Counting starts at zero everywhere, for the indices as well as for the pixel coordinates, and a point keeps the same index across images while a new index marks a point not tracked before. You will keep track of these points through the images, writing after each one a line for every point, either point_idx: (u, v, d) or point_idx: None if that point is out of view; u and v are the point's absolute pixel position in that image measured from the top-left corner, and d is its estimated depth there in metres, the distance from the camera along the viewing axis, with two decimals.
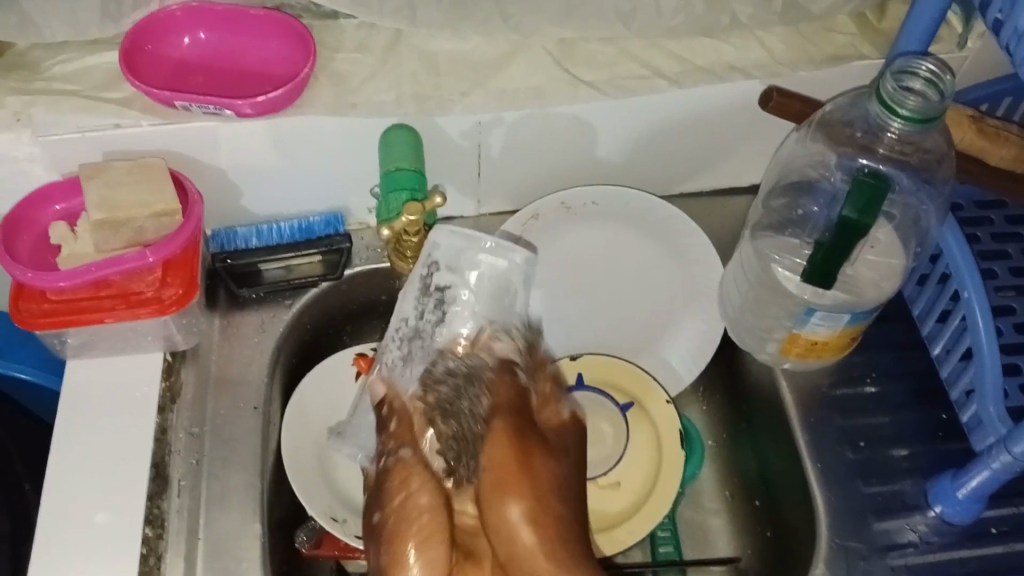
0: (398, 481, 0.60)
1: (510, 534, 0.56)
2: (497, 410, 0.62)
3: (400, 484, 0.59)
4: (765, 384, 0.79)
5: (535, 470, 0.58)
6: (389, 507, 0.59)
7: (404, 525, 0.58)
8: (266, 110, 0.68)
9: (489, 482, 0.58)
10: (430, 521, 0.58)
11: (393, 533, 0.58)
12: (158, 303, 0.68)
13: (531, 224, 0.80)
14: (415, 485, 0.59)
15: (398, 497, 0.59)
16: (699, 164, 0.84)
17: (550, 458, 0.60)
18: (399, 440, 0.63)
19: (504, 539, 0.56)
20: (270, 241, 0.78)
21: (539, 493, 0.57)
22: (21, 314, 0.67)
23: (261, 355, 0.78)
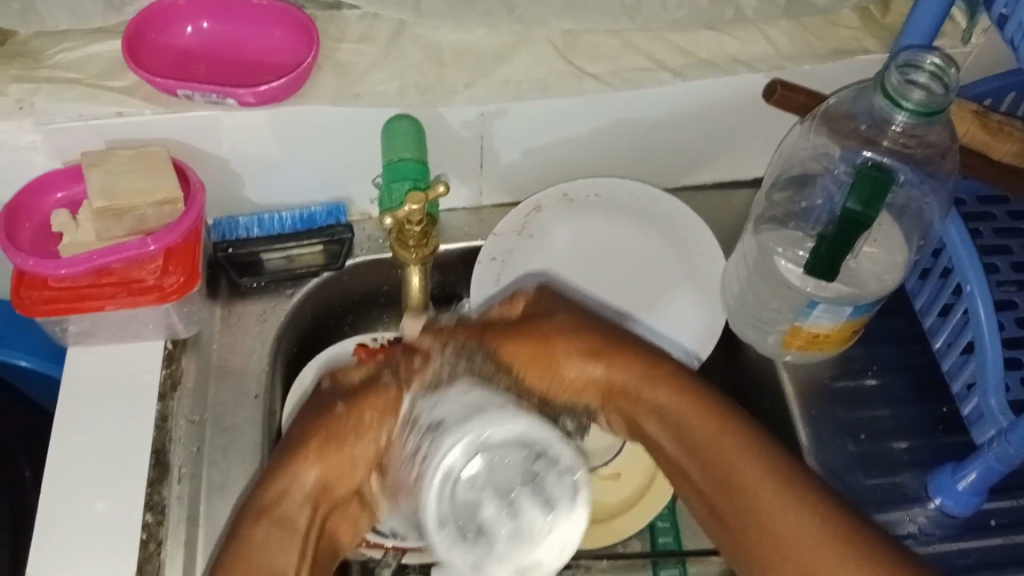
0: (377, 412, 0.54)
1: (587, 380, 0.62)
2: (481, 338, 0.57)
3: (362, 410, 0.55)
4: (766, 377, 0.79)
5: (558, 338, 0.62)
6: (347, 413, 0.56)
7: (353, 438, 0.55)
8: (269, 99, 0.67)
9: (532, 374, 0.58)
10: (346, 459, 0.56)
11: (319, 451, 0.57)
12: (160, 291, 0.68)
13: (533, 216, 0.81)
14: (369, 418, 0.54)
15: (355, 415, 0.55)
16: (702, 157, 0.83)
17: (562, 324, 0.63)
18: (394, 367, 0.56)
19: (575, 385, 0.61)
20: (272, 230, 0.78)
21: (591, 336, 0.64)
22: (23, 301, 0.67)
23: (262, 345, 0.78)
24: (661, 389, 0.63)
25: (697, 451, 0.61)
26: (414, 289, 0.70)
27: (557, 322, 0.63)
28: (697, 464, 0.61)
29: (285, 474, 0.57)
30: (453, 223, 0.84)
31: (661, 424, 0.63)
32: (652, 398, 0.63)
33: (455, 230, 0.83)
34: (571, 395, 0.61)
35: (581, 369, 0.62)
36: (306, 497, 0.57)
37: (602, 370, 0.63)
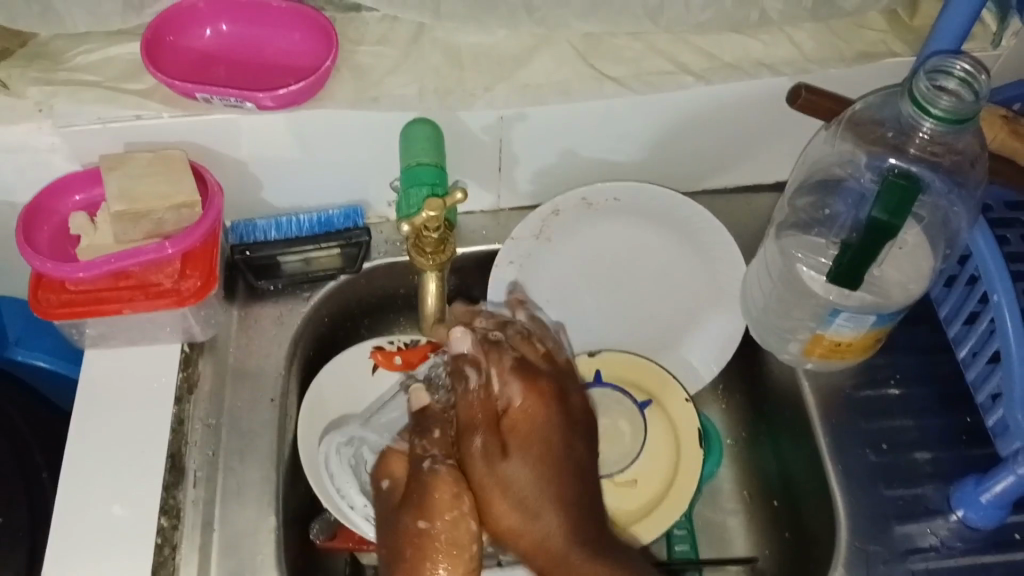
0: (445, 499, 0.57)
1: (523, 532, 0.60)
2: (490, 381, 0.64)
3: (418, 516, 0.57)
4: (788, 384, 0.78)
5: (505, 476, 0.60)
6: (432, 522, 0.57)
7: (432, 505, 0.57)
8: (287, 103, 0.67)
9: (480, 428, 0.62)
10: (445, 542, 0.56)
11: (423, 541, 0.56)
12: (177, 295, 0.68)
13: (551, 220, 0.80)
14: (441, 497, 0.57)
15: (446, 517, 0.57)
16: (724, 160, 0.82)
17: (502, 459, 0.61)
18: (399, 469, 0.62)
19: (517, 536, 0.60)
20: (289, 233, 0.78)
21: (545, 466, 0.61)
22: (40, 304, 0.67)
23: (279, 348, 0.78)
24: (580, 551, 0.60)
25: None
26: (431, 295, 0.71)
27: (499, 424, 0.63)
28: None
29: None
30: (471, 226, 0.83)
31: (576, 561, 0.60)
32: (579, 557, 0.60)
33: (472, 233, 0.83)
34: (498, 512, 0.60)
35: (517, 483, 0.60)
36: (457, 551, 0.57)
37: (543, 520, 0.60)
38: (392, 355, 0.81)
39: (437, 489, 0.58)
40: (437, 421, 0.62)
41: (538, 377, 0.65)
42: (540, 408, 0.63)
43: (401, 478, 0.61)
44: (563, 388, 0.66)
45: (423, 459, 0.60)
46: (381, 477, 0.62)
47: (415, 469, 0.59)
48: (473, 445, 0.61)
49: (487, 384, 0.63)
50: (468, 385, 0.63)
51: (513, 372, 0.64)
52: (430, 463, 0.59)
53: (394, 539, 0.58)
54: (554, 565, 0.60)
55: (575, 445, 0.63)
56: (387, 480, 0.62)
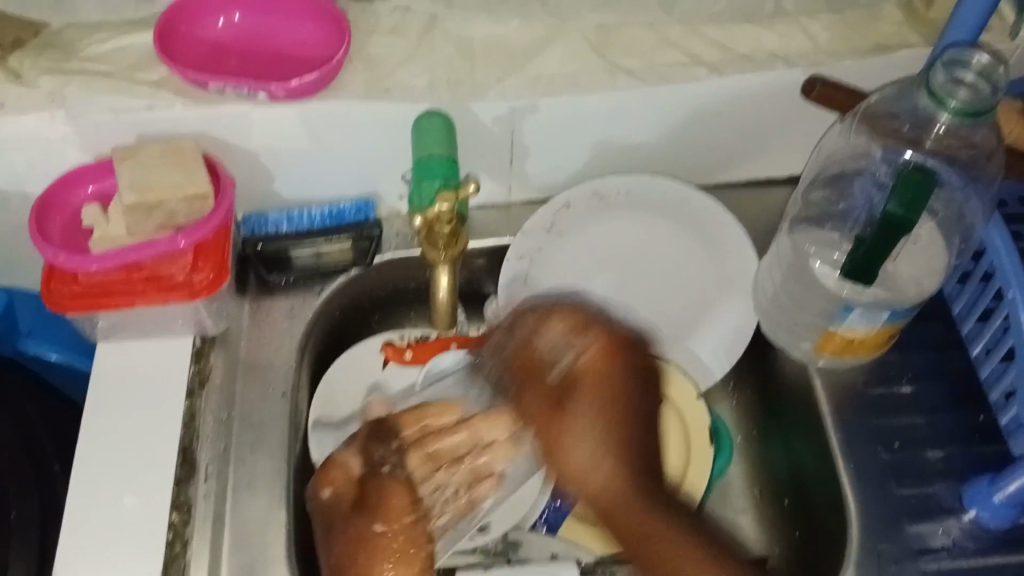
0: (392, 505, 0.62)
1: (585, 475, 0.59)
2: (555, 344, 0.63)
3: (374, 519, 0.61)
4: (800, 381, 0.78)
5: (569, 423, 0.60)
6: (390, 522, 0.61)
7: (382, 503, 0.62)
8: (299, 95, 0.67)
9: (532, 382, 0.63)
10: (404, 541, 0.61)
11: (377, 544, 0.60)
12: (189, 287, 0.68)
13: (563, 213, 0.81)
14: (394, 504, 0.63)
15: (400, 521, 0.62)
16: (737, 154, 0.82)
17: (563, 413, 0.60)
18: (351, 467, 0.65)
19: (580, 482, 0.59)
20: (301, 226, 0.78)
21: (607, 410, 0.60)
22: (54, 296, 0.67)
23: (290, 341, 0.78)
24: (642, 501, 0.59)
25: (637, 560, 0.59)
26: (442, 288, 0.71)
27: (562, 386, 0.62)
28: (625, 536, 0.59)
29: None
30: (481, 221, 0.83)
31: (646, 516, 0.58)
32: (634, 512, 0.58)
33: (483, 226, 0.83)
34: (561, 462, 0.60)
35: (578, 430, 0.60)
36: (400, 535, 0.61)
37: (613, 469, 0.59)
38: (402, 349, 0.81)
39: (393, 496, 0.63)
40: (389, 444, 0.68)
41: (605, 333, 0.62)
42: (608, 360, 0.61)
43: (345, 488, 0.64)
44: (633, 338, 0.63)
45: (382, 465, 0.66)
46: (322, 487, 0.65)
47: (371, 473, 0.65)
48: (527, 400, 0.62)
49: (551, 326, 0.64)
50: (518, 339, 0.65)
51: (596, 324, 0.63)
52: (388, 472, 0.65)
53: (345, 535, 0.61)
54: (611, 510, 0.59)
55: (654, 399, 0.62)
56: (329, 488, 0.64)
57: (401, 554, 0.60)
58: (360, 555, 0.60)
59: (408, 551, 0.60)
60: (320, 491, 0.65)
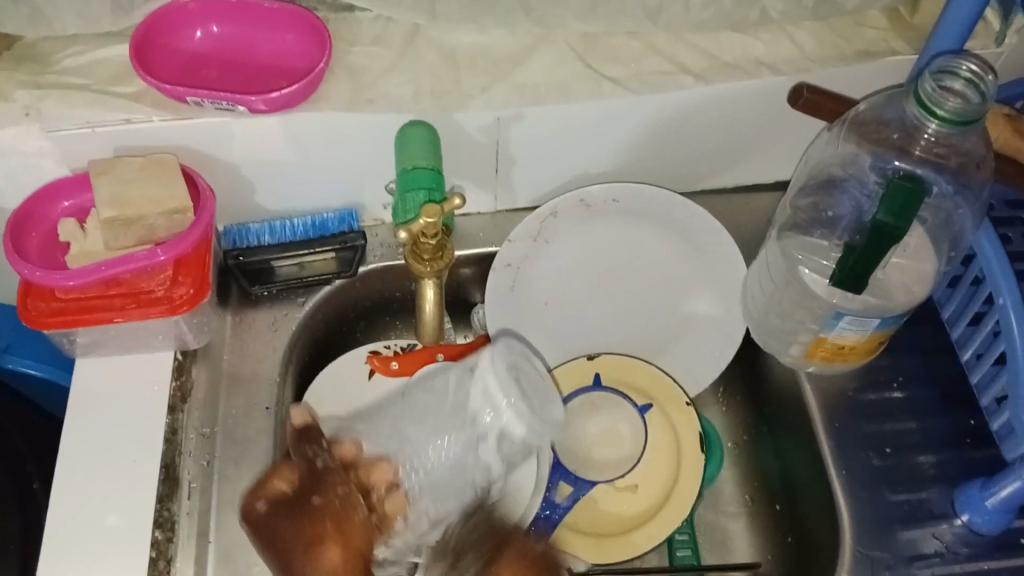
0: (332, 487, 0.63)
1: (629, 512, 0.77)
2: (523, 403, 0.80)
3: (312, 493, 0.62)
4: (788, 388, 0.78)
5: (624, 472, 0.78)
6: (325, 494, 0.62)
7: (320, 485, 0.63)
8: (281, 106, 0.66)
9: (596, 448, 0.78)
10: (342, 506, 0.62)
11: (315, 514, 0.61)
12: (170, 302, 0.66)
13: (548, 222, 0.79)
14: (332, 486, 0.63)
15: (336, 493, 0.62)
16: (724, 160, 0.81)
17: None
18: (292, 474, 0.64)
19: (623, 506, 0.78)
20: (283, 238, 0.77)
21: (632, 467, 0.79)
22: (30, 312, 0.65)
23: (274, 353, 0.77)
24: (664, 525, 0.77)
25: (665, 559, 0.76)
26: (427, 302, 0.70)
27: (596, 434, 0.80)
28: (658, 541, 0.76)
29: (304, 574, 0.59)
30: (467, 229, 0.82)
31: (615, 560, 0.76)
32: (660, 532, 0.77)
33: (469, 235, 0.82)
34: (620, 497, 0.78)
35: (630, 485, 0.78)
36: (335, 508, 0.61)
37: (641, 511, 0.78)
38: (388, 359, 0.80)
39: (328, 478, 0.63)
40: (320, 442, 0.66)
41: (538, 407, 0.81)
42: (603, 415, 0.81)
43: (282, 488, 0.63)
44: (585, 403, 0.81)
45: (315, 460, 0.65)
46: (258, 501, 0.63)
47: (309, 470, 0.64)
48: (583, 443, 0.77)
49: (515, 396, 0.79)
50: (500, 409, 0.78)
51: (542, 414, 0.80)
52: (313, 458, 0.65)
53: (280, 531, 0.61)
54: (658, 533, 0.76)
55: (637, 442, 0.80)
56: (264, 499, 0.63)
57: (336, 528, 0.60)
58: (305, 533, 0.60)
59: (342, 522, 0.61)
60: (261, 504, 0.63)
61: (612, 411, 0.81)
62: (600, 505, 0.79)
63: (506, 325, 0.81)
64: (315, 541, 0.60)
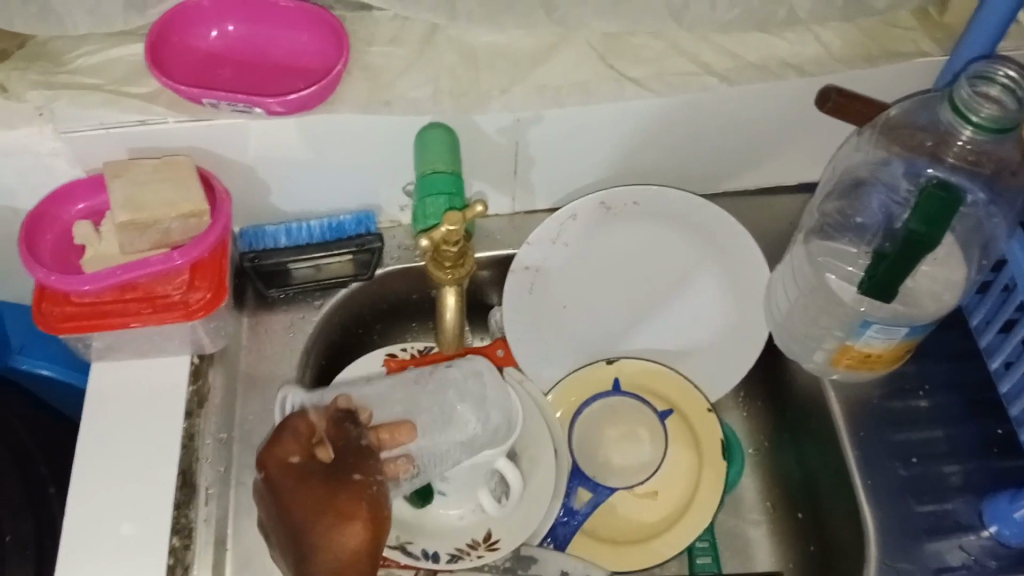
0: (371, 466, 0.61)
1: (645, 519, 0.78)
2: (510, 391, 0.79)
3: (353, 471, 0.60)
4: (811, 394, 0.77)
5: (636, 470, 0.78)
6: (367, 477, 0.60)
7: (364, 463, 0.61)
8: (298, 108, 0.65)
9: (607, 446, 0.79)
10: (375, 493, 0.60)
11: (354, 492, 0.59)
12: (187, 307, 0.65)
13: (568, 224, 0.78)
14: (371, 467, 0.61)
15: (374, 479, 0.60)
16: (747, 161, 0.80)
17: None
18: (332, 443, 0.61)
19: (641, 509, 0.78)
20: (299, 240, 0.76)
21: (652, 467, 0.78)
22: (45, 317, 0.64)
23: (291, 355, 0.76)
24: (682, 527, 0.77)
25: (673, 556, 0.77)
26: (448, 308, 0.69)
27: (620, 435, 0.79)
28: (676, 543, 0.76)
29: (322, 544, 0.57)
30: (484, 231, 0.81)
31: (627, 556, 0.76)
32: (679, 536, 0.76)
33: (487, 237, 0.81)
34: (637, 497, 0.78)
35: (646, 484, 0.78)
36: (371, 499, 0.59)
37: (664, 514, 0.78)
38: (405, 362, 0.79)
39: (371, 459, 0.61)
40: (358, 420, 0.63)
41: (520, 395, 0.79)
42: (622, 420, 0.79)
43: (306, 451, 0.61)
44: (599, 406, 0.80)
45: (358, 436, 0.62)
46: (287, 456, 0.61)
47: (346, 444, 0.61)
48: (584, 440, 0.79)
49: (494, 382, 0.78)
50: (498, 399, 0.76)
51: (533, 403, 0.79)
52: (354, 436, 0.62)
53: (309, 492, 0.59)
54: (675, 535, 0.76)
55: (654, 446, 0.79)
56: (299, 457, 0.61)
57: (367, 516, 0.58)
58: (333, 511, 0.58)
59: (373, 513, 0.58)
60: (293, 458, 0.60)
61: (634, 418, 0.79)
62: (618, 515, 0.78)
63: (526, 329, 0.80)
64: (347, 516, 0.58)
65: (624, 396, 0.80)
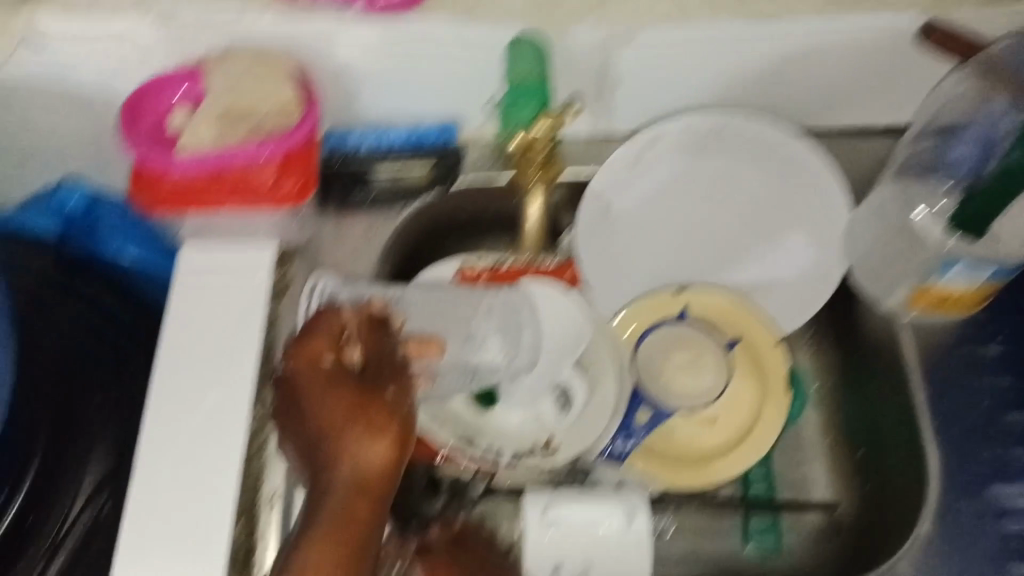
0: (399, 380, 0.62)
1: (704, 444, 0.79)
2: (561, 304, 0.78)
3: (386, 385, 0.61)
4: (882, 335, 0.76)
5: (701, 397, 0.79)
6: (399, 391, 0.61)
7: (393, 377, 0.62)
8: (391, 9, 0.67)
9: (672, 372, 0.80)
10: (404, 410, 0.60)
11: (385, 405, 0.59)
12: (276, 196, 0.67)
13: (648, 145, 0.78)
14: (401, 383, 0.62)
15: (404, 397, 0.60)
16: (834, 100, 0.79)
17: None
18: (361, 349, 0.63)
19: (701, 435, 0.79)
20: (381, 146, 0.77)
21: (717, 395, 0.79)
22: (143, 194, 0.67)
23: (368, 258, 0.78)
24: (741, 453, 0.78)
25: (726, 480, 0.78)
26: (532, 216, 0.75)
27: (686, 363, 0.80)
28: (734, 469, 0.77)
29: (343, 449, 0.57)
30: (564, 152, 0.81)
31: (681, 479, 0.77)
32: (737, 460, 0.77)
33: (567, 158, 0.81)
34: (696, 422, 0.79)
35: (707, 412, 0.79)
36: (400, 416, 0.59)
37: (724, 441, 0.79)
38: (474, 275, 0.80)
39: (400, 374, 0.62)
40: (390, 331, 0.66)
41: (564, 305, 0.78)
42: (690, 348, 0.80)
43: (338, 356, 0.62)
44: (667, 332, 0.80)
45: (390, 349, 0.64)
46: (321, 356, 0.62)
47: (377, 356, 0.63)
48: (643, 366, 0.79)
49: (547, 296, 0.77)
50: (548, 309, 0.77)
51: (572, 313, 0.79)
52: (386, 347, 0.64)
53: (338, 396, 0.60)
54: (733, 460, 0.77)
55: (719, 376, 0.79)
56: (331, 357, 0.62)
57: (394, 430, 0.58)
58: (361, 421, 0.58)
59: (401, 430, 0.59)
60: (326, 359, 0.62)
61: (699, 345, 0.80)
62: (676, 438, 0.79)
63: (598, 250, 0.80)
64: (374, 429, 0.58)
65: (697, 322, 0.80)
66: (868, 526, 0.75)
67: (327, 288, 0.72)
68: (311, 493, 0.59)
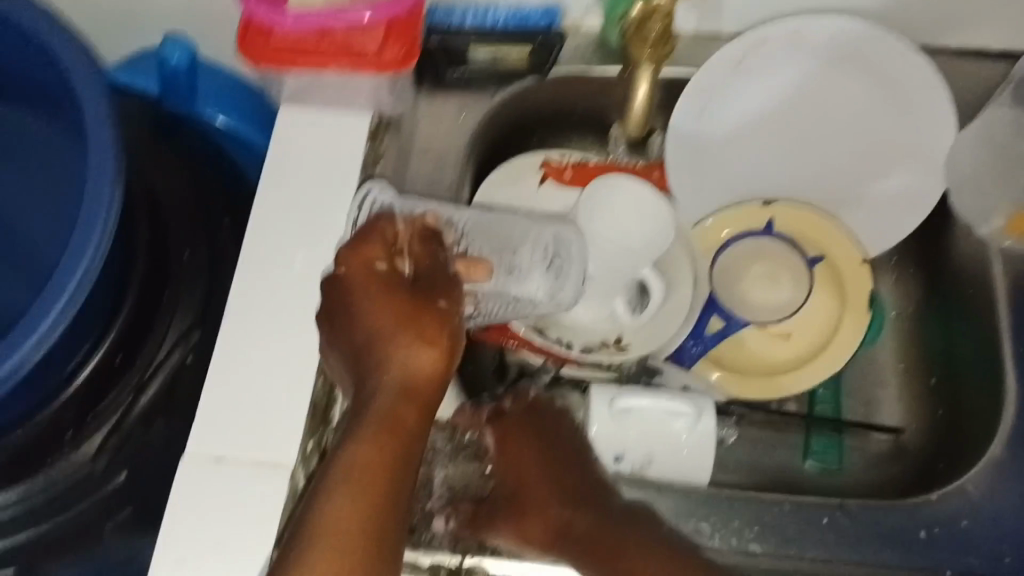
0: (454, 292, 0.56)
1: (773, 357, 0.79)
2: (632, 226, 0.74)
3: (439, 295, 0.55)
4: (974, 263, 0.75)
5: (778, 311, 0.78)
6: (452, 304, 0.55)
7: (448, 288, 0.55)
8: None
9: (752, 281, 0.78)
10: (456, 323, 0.54)
11: (437, 316, 0.54)
12: (379, 61, 0.67)
13: (756, 47, 0.75)
14: (454, 295, 0.55)
15: (457, 309, 0.55)
16: (952, 15, 0.76)
17: (572, 509, 0.61)
18: (415, 257, 0.56)
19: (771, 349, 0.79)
20: (484, 25, 0.74)
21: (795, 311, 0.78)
22: (248, 47, 0.67)
23: (459, 139, 0.78)
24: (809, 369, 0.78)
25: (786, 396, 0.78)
26: (639, 98, 0.74)
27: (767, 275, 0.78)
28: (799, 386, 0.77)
29: (393, 357, 0.52)
30: None
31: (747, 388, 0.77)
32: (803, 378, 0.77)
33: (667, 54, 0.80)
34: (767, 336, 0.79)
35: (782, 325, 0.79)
36: (452, 330, 0.54)
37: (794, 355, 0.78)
38: (561, 168, 0.80)
39: (452, 286, 0.55)
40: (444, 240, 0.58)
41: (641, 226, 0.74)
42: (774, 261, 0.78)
43: (390, 261, 0.56)
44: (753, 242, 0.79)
45: (443, 258, 0.57)
46: (371, 261, 0.56)
47: (431, 264, 0.56)
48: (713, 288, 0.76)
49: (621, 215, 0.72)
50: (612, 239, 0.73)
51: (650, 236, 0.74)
52: (441, 256, 0.57)
53: (390, 304, 0.54)
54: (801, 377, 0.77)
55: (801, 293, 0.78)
56: (381, 262, 0.56)
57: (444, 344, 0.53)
58: (410, 330, 0.53)
59: (452, 343, 0.54)
60: (379, 264, 0.55)
61: (781, 258, 0.78)
62: (747, 348, 0.79)
63: (689, 154, 0.80)
64: (425, 339, 0.53)
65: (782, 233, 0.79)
66: (934, 453, 0.75)
67: (380, 199, 0.64)
68: (355, 398, 0.54)
